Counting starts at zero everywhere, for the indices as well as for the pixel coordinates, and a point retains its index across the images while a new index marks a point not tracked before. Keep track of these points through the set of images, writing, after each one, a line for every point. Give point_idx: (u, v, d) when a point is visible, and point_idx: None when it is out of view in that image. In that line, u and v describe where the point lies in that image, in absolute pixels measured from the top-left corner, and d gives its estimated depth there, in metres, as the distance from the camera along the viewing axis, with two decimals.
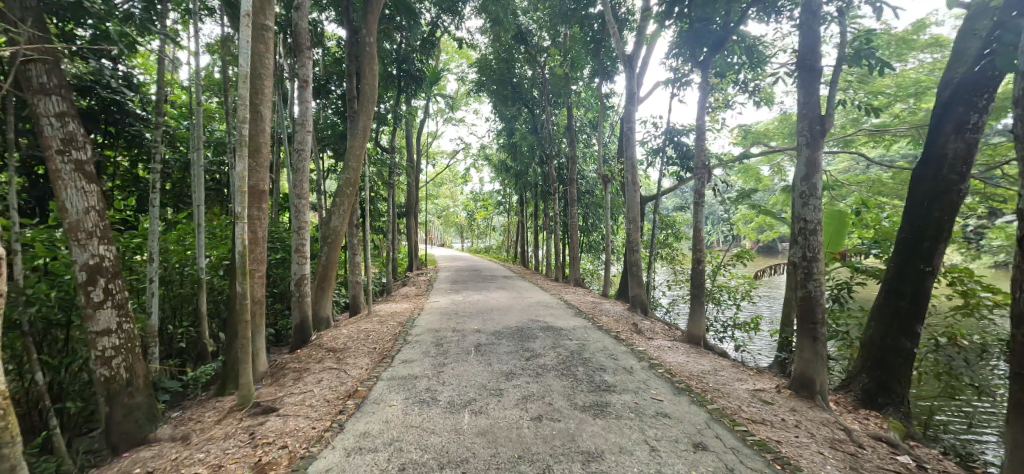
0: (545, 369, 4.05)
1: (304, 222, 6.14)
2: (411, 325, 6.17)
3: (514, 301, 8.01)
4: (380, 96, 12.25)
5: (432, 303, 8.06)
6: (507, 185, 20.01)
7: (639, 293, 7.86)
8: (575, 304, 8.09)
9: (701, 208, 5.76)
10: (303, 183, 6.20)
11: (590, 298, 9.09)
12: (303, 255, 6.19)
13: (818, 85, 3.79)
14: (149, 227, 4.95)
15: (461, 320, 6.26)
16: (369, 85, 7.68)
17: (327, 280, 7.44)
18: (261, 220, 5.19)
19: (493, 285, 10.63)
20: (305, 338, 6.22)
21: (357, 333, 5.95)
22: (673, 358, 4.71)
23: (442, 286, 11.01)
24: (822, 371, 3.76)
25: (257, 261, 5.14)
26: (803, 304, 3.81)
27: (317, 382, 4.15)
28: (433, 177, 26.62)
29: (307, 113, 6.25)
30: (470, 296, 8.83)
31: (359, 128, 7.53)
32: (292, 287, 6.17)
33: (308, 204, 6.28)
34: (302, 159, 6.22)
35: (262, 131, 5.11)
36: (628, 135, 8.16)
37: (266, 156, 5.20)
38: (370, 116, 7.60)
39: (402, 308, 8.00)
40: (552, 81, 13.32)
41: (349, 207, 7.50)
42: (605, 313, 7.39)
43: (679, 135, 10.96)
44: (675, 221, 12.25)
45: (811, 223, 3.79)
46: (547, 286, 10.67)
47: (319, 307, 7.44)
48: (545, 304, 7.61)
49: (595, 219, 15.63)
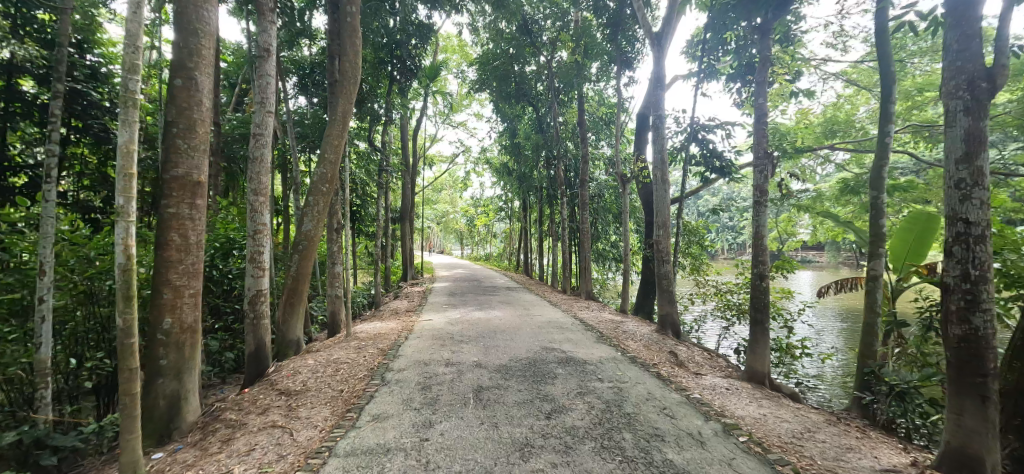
0: (577, 437, 2.78)
1: (261, 224, 4.88)
2: (395, 354, 4.90)
3: (522, 320, 6.76)
4: (386, 81, 10.97)
5: (425, 321, 6.80)
6: (510, 190, 18.86)
7: (670, 311, 6.60)
8: (593, 323, 6.85)
9: (765, 207, 4.50)
10: (264, 177, 4.98)
11: (608, 315, 7.85)
12: (260, 265, 4.92)
13: (981, 24, 2.58)
14: (41, 230, 3.71)
15: (458, 348, 5.00)
16: (349, 60, 6.40)
17: (298, 296, 6.20)
18: (198, 221, 3.97)
19: (495, 299, 9.37)
20: (261, 370, 4.94)
21: (326, 366, 4.68)
22: (746, 412, 3.43)
23: (439, 299, 9.77)
24: (993, 447, 2.53)
25: (187, 276, 3.90)
26: (962, 347, 2.58)
27: (248, 452, 2.89)
28: (433, 182, 25.53)
29: (268, 88, 5.02)
30: (469, 312, 7.58)
31: (337, 114, 6.25)
32: (246, 305, 4.90)
33: (269, 203, 5.06)
34: (261, 145, 4.97)
35: (195, 103, 3.89)
36: (654, 128, 6.84)
37: (203, 138, 3.98)
38: (350, 99, 6.35)
39: (388, 327, 6.71)
40: (560, 73, 12.17)
41: (324, 207, 6.25)
42: (630, 337, 6.13)
43: (705, 131, 9.78)
44: (699, 226, 11.04)
45: (978, 225, 2.54)
46: (556, 300, 9.44)
47: (288, 327, 6.20)
48: (560, 325, 6.36)
49: (606, 226, 14.42)
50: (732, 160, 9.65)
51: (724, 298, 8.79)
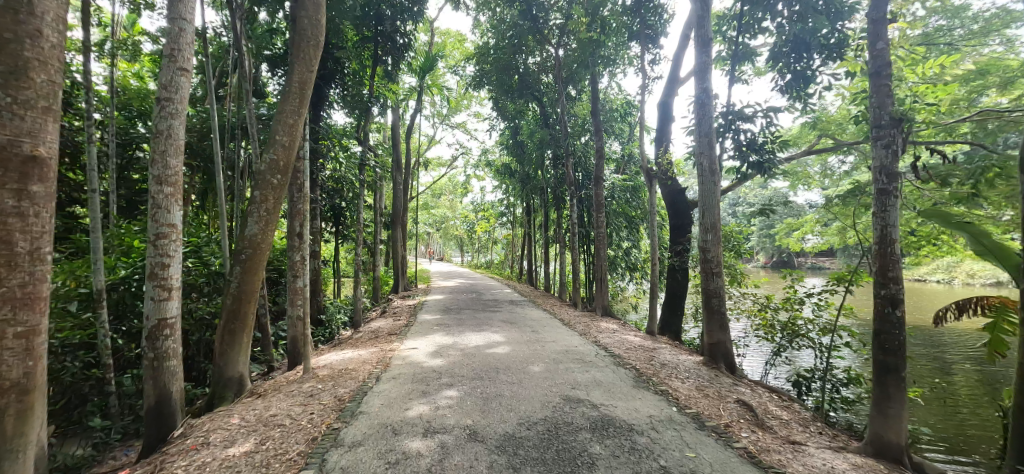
0: None
1: (167, 226, 3.45)
2: (352, 412, 3.41)
3: (531, 349, 5.29)
4: (371, 64, 9.59)
5: (407, 351, 5.34)
6: (513, 193, 17.47)
7: (723, 339, 5.09)
8: (622, 353, 5.38)
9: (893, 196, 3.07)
10: (175, 159, 3.53)
11: (635, 340, 6.39)
12: (166, 284, 3.44)
13: None
14: None
15: (443, 403, 3.50)
16: (309, 14, 4.97)
17: (240, 321, 4.75)
18: (35, 219, 2.31)
19: (495, 318, 7.89)
20: (165, 433, 3.45)
21: (254, 430, 3.21)
22: None
23: (431, 317, 8.32)
24: None
25: (13, 308, 2.26)
26: None
27: None
28: (430, 187, 24.21)
29: (182, 35, 3.58)
30: (464, 337, 6.12)
31: (292, 84, 4.81)
32: (143, 341, 3.42)
33: (184, 196, 3.62)
34: (170, 115, 3.50)
35: (27, 37, 2.23)
36: (695, 105, 5.38)
37: (45, 91, 2.32)
38: (311, 66, 4.94)
39: (360, 358, 5.22)
40: (569, 60, 10.85)
41: (276, 205, 4.81)
42: (674, 375, 4.66)
43: (742, 118, 8.37)
44: (732, 230, 9.74)
45: None
46: (570, 319, 7.98)
47: (228, 360, 4.74)
48: (581, 359, 4.86)
49: (620, 232, 12.99)
50: (772, 154, 8.23)
51: (769, 317, 7.30)
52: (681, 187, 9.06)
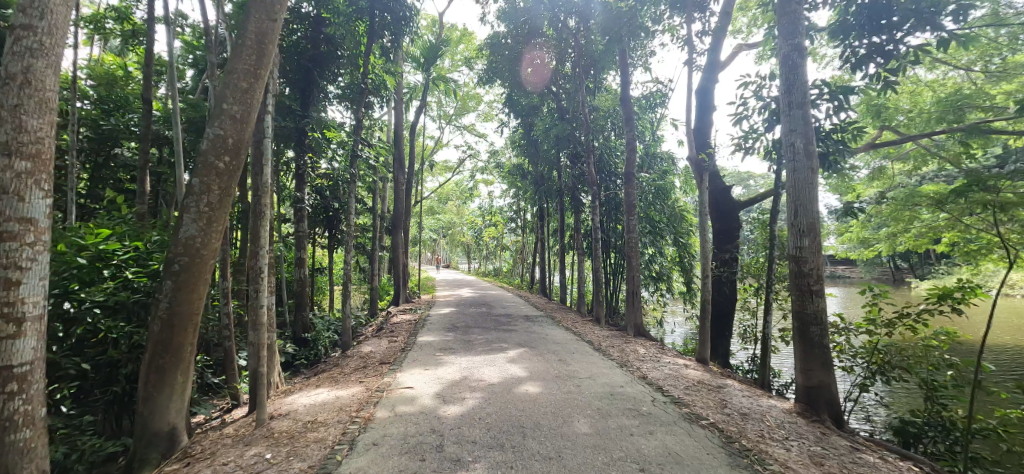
0: None
1: (22, 220, 2.23)
2: None
3: (566, 392, 3.98)
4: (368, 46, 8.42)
5: (399, 394, 4.03)
6: (524, 197, 16.25)
7: (827, 383, 3.75)
8: (686, 397, 4.05)
9: None
10: (37, 121, 2.31)
11: (690, 373, 5.07)
12: (12, 313, 2.20)
13: None
14: None
15: None
16: None
17: (174, 355, 3.49)
18: None
19: (511, 340, 6.58)
20: None
21: None
22: None
23: (434, 338, 7.03)
24: None
25: None
26: None
27: None
28: (436, 191, 23.10)
29: None
30: (476, 370, 4.81)
31: (247, 35, 3.58)
32: None
33: (53, 177, 2.38)
34: (28, 52, 2.26)
35: None
36: (781, 69, 4.12)
37: None
38: (272, 12, 3.70)
39: (336, 402, 3.93)
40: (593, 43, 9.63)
41: (223, 196, 3.56)
42: (771, 436, 3.31)
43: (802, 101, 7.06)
44: None
45: None
46: (600, 341, 6.67)
47: (154, 408, 3.47)
48: (635, 410, 3.54)
49: (644, 238, 11.65)
50: (840, 144, 6.87)
51: (846, 343, 5.92)
52: (726, 185, 7.75)
